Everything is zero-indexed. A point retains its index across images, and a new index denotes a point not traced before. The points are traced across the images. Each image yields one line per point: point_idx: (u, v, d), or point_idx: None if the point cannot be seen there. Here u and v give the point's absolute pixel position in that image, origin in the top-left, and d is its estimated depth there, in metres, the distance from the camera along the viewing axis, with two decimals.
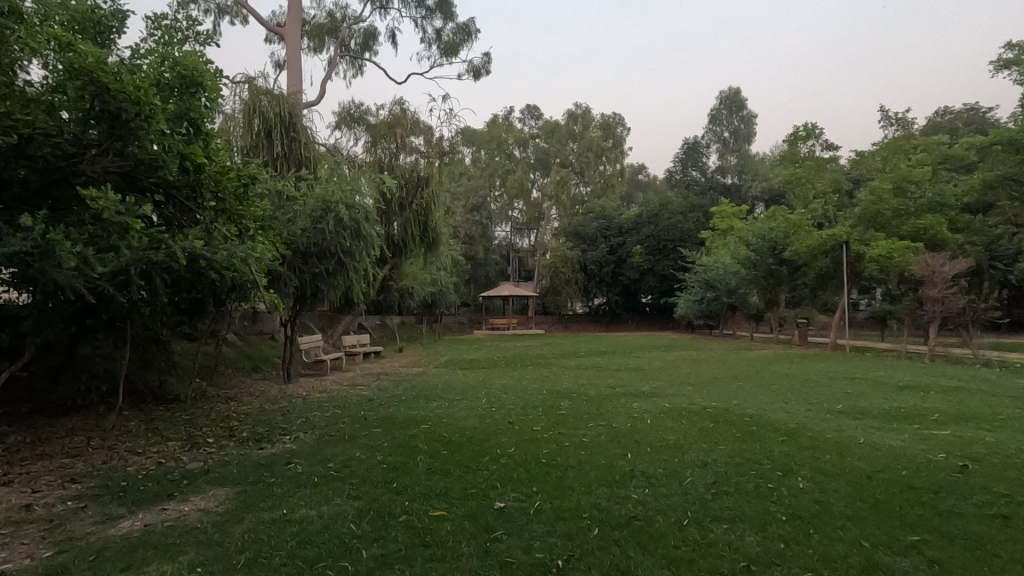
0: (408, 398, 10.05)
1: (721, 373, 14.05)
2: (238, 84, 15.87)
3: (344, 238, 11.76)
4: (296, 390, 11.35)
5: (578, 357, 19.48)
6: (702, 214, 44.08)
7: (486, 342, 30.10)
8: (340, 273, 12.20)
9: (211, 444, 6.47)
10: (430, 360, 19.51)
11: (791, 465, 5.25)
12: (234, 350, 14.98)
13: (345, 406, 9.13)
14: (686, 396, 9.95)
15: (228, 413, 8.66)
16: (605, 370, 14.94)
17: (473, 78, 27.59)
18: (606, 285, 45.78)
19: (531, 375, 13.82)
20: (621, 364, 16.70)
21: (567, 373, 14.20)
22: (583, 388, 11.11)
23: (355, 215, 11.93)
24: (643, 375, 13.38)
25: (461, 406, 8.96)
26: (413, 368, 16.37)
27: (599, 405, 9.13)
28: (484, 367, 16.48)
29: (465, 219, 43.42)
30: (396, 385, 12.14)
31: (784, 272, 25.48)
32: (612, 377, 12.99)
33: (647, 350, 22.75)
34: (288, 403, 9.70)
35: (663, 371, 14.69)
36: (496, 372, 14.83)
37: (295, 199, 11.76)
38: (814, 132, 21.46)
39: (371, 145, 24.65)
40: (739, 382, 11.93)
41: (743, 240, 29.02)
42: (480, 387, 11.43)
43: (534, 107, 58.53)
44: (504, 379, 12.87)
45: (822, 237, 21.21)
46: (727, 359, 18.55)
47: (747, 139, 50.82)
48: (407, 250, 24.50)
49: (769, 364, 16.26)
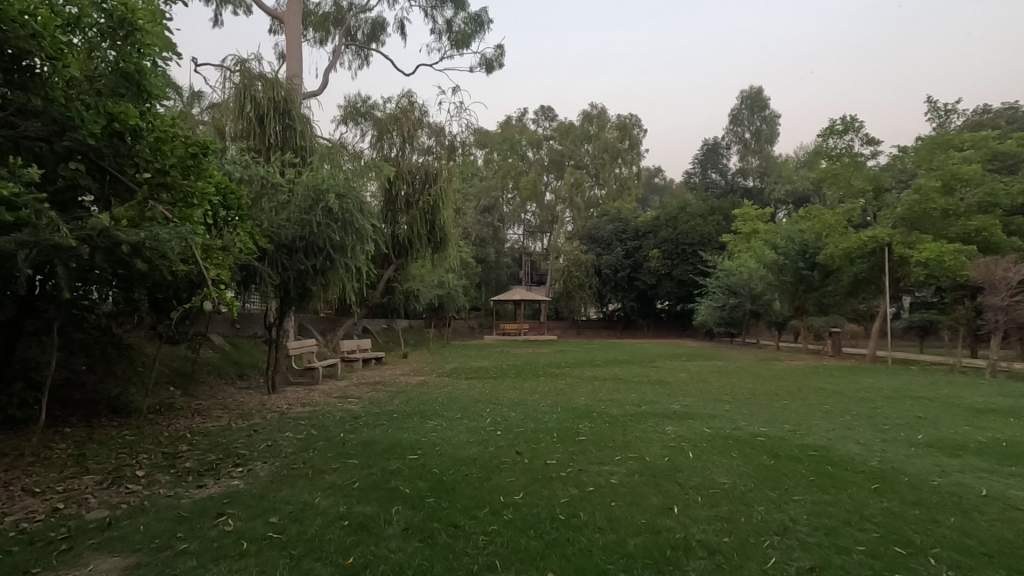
0: (401, 415, 8.69)
1: (756, 388, 12.53)
2: (230, 68, 14.72)
3: (334, 231, 10.43)
4: (277, 403, 10.04)
5: (594, 366, 18.04)
6: (722, 216, 42.30)
7: (497, 348, 28.73)
8: (329, 271, 10.84)
9: (136, 479, 5.10)
10: (435, 367, 18.20)
11: (908, 536, 3.78)
12: (219, 356, 13.75)
13: (324, 425, 7.76)
14: (725, 417, 8.49)
15: (184, 431, 7.34)
16: (625, 383, 13.51)
17: (485, 71, 26.33)
18: (621, 290, 44.26)
19: (544, 388, 12.43)
20: (643, 375, 15.28)
21: (584, 386, 12.79)
22: (603, 404, 9.68)
23: (347, 205, 10.63)
24: (670, 390, 11.88)
25: (461, 427, 7.56)
26: (415, 377, 15.06)
27: (624, 428, 7.68)
28: (492, 376, 15.09)
29: (476, 220, 42.17)
30: (392, 398, 10.79)
31: (815, 277, 23.84)
32: (635, 392, 11.54)
33: (668, 360, 21.24)
34: (261, 419, 8.39)
35: (690, 385, 13.21)
36: (506, 383, 13.48)
37: (281, 187, 10.52)
38: (852, 125, 19.79)
39: (376, 140, 23.37)
40: (782, 400, 10.41)
41: (769, 243, 27.37)
42: (487, 402, 10.05)
43: (548, 108, 57.25)
44: (514, 393, 11.49)
45: (860, 239, 19.57)
46: (757, 371, 17.00)
47: (770, 139, 48.46)
48: (413, 250, 23.25)
49: (808, 378, 14.70)
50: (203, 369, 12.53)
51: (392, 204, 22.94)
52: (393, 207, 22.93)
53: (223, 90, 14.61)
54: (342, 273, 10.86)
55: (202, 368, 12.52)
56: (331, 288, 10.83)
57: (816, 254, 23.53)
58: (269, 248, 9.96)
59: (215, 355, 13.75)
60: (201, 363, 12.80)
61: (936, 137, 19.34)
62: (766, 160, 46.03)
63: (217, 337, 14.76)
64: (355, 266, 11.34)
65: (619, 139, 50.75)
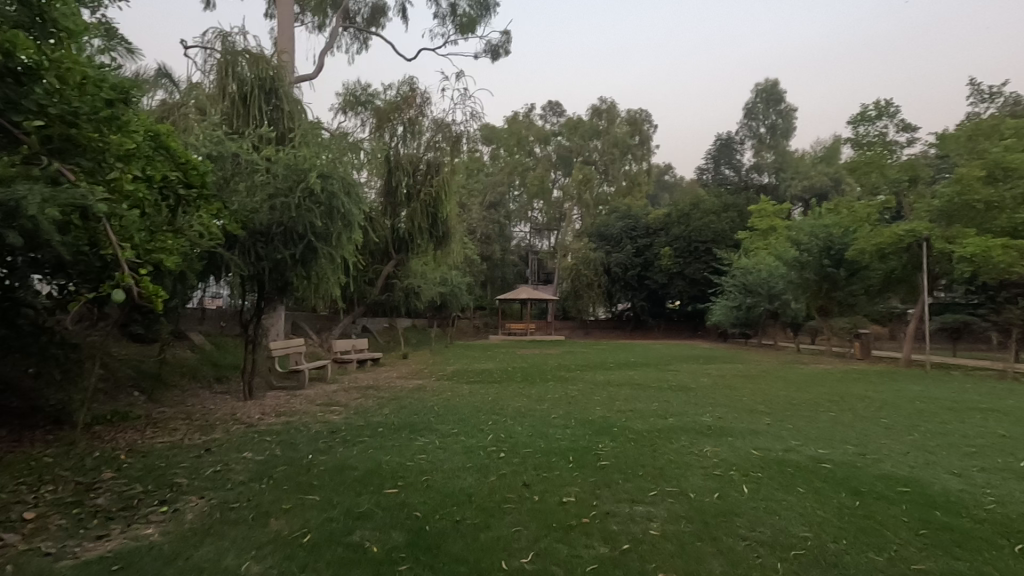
0: (388, 429, 7.40)
1: (792, 396, 11.17)
2: (211, 43, 13.47)
3: (316, 216, 9.17)
4: (251, 411, 8.81)
5: (607, 370, 16.72)
6: (737, 213, 40.78)
7: (502, 349, 27.46)
8: (312, 263, 9.57)
9: (19, 524, 3.88)
10: (435, 369, 16.96)
11: None
12: (197, 357, 12.57)
13: (293, 443, 6.47)
14: (771, 435, 7.12)
15: (123, 449, 6.12)
16: (642, 389, 12.20)
17: (491, 58, 25.04)
18: (631, 289, 42.90)
19: (553, 395, 11.14)
20: (662, 380, 13.96)
21: (598, 393, 11.45)
22: (623, 417, 8.36)
23: (331, 185, 9.37)
24: (696, 399, 10.57)
25: (458, 447, 6.27)
26: (412, 381, 13.79)
27: (652, 449, 6.36)
28: (496, 381, 13.80)
29: (481, 216, 40.98)
30: (382, 406, 9.53)
31: (841, 276, 22.43)
32: (655, 401, 10.21)
33: (684, 363, 19.97)
34: (225, 433, 7.15)
35: (717, 392, 11.87)
36: (511, 389, 12.19)
37: (259, 166, 9.27)
38: (886, 110, 18.32)
39: (376, 128, 21.76)
40: (828, 412, 9.06)
41: (789, 240, 25.95)
42: (488, 413, 8.73)
43: (556, 103, 55.93)
44: (519, 401, 10.19)
45: (894, 233, 18.18)
46: (784, 376, 15.72)
47: (785, 133, 47.02)
48: (414, 245, 22.07)
49: (843, 384, 13.35)
50: (176, 371, 11.33)
51: (392, 196, 21.75)
52: (393, 199, 21.75)
53: (204, 66, 13.37)
54: (326, 266, 9.59)
55: (175, 371, 11.33)
56: (314, 284, 9.56)
57: (842, 251, 22.11)
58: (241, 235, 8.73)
59: (194, 356, 12.57)
60: (175, 364, 11.61)
61: (978, 124, 17.78)
62: (781, 155, 44.38)
63: (196, 337, 13.57)
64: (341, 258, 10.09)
65: (629, 134, 49.19)
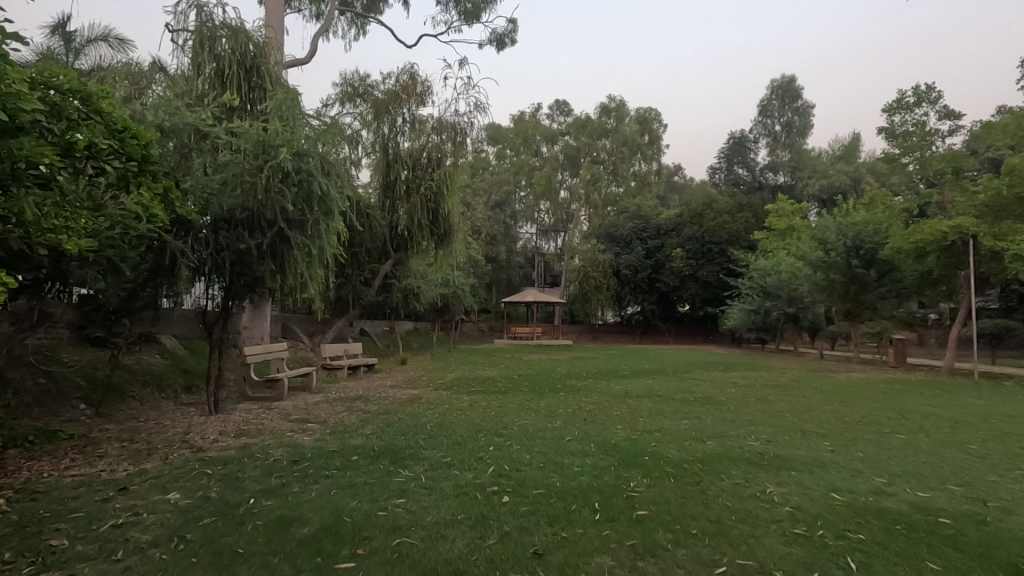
0: (367, 456, 6.03)
1: (839, 411, 9.69)
2: (184, 15, 12.15)
3: (288, 200, 7.78)
4: (210, 430, 7.45)
5: (621, 379, 15.28)
6: (752, 213, 39.21)
7: (507, 354, 26.09)
8: (286, 257, 8.14)
9: None
10: (434, 377, 15.60)
11: None
12: (165, 363, 11.20)
13: (239, 479, 5.06)
14: (845, 469, 5.65)
15: (17, 487, 4.77)
16: (665, 402, 10.75)
17: (496, 47, 23.69)
18: (641, 292, 41.38)
19: (564, 409, 9.74)
20: (685, 391, 12.53)
21: (615, 407, 10.01)
22: (651, 441, 6.92)
23: (306, 164, 7.96)
24: (730, 415, 9.14)
25: (448, 486, 4.88)
26: (407, 390, 12.41)
27: (699, 489, 4.93)
28: (499, 391, 12.40)
29: (485, 216, 39.64)
30: (366, 423, 8.15)
31: (871, 277, 20.91)
32: (683, 418, 8.77)
33: (703, 370, 18.49)
34: (162, 459, 5.79)
35: (750, 405, 10.43)
36: (517, 401, 10.79)
37: (224, 143, 7.91)
38: (927, 95, 16.80)
39: (374, 120, 20.43)
40: (894, 434, 7.58)
41: (811, 239, 24.44)
42: (489, 434, 7.33)
43: (563, 102, 54.54)
44: (526, 417, 8.79)
45: (935, 230, 16.66)
46: (817, 386, 14.23)
47: (801, 132, 45.36)
48: (413, 244, 20.73)
49: (890, 396, 11.87)
50: (137, 380, 9.99)
51: (390, 191, 20.48)
52: (391, 195, 20.46)
53: (176, 41, 12.06)
54: (303, 261, 8.16)
55: (135, 380, 9.97)
56: (290, 283, 8.13)
57: (873, 250, 20.57)
58: (198, 222, 7.37)
59: (161, 363, 11.21)
60: (137, 372, 10.30)
61: None
62: (798, 154, 42.78)
63: (168, 340, 12.26)
64: (321, 251, 8.67)
65: (638, 132, 47.71)
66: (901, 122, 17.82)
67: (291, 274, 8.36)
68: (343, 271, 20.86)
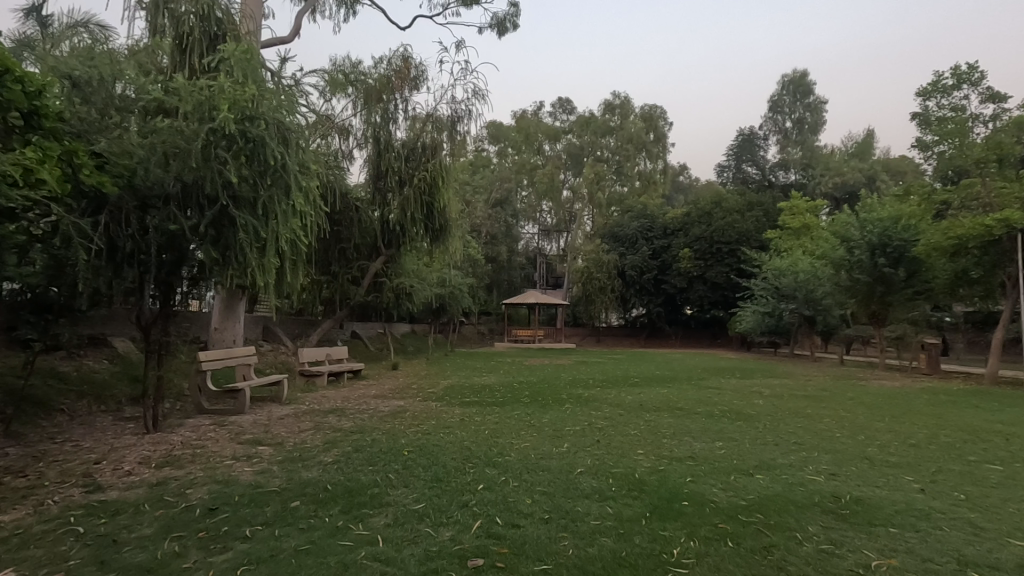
0: (316, 500, 4.55)
1: (898, 430, 8.17)
2: None
3: (232, 171, 6.25)
4: (133, 455, 6.00)
5: (632, 388, 13.78)
6: (763, 212, 37.67)
7: (507, 358, 24.60)
8: (231, 243, 6.59)
9: None
10: (425, 385, 14.14)
11: None
12: (111, 370, 9.77)
13: (118, 541, 3.58)
14: (961, 526, 4.15)
15: None
16: (687, 417, 9.24)
17: (496, 32, 22.23)
18: (646, 294, 39.81)
19: (569, 426, 8.23)
20: (707, 403, 11.03)
21: (631, 425, 8.51)
22: (685, 476, 5.43)
23: (258, 129, 6.47)
24: (770, 436, 7.64)
25: (413, 559, 3.38)
26: (390, 401, 10.93)
27: (776, 563, 3.43)
28: (495, 402, 10.92)
29: (484, 215, 38.31)
30: (330, 447, 6.69)
31: (899, 277, 19.38)
32: (714, 440, 7.27)
33: (719, 378, 17.00)
34: (36, 504, 4.33)
35: (788, 422, 8.92)
36: (515, 415, 9.30)
37: (160, 105, 6.48)
38: (969, 76, 15.31)
39: (363, 107, 19.00)
40: (985, 465, 6.07)
41: (831, 238, 22.92)
42: (479, 464, 5.83)
43: (566, 100, 52.88)
44: (526, 438, 7.30)
45: (978, 225, 15.13)
46: (853, 396, 12.73)
47: (813, 128, 43.87)
48: (405, 239, 19.30)
49: (943, 410, 10.35)
50: (71, 390, 8.59)
51: (380, 182, 19.10)
52: (382, 186, 19.08)
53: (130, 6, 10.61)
54: (254, 249, 6.60)
55: (69, 391, 8.55)
56: (241, 278, 6.61)
57: (902, 247, 19.07)
58: (117, 196, 5.90)
59: (108, 369, 9.78)
60: (74, 380, 8.89)
61: None
62: (809, 151, 41.38)
63: (121, 344, 10.84)
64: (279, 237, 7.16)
65: (644, 130, 46.05)
66: (938, 107, 16.39)
67: (241, 265, 6.83)
68: (329, 269, 19.32)
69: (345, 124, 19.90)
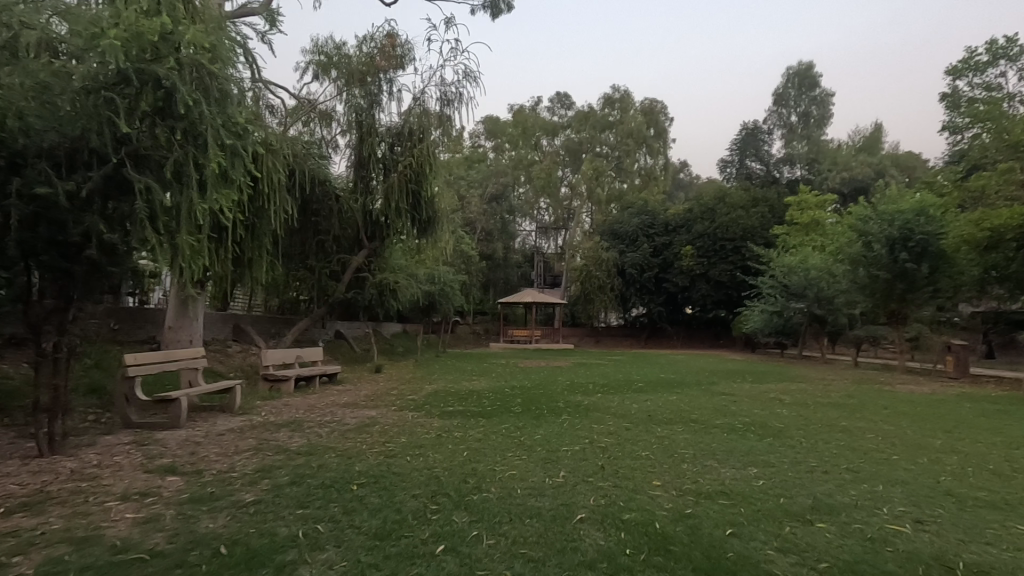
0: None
1: (963, 451, 6.76)
2: None
3: (121, 116, 4.74)
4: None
5: (637, 394, 12.36)
6: (769, 208, 36.30)
7: (501, 360, 23.16)
8: (129, 216, 4.98)
9: None
10: (408, 390, 12.73)
11: None
12: (29, 376, 8.34)
13: None
14: None
15: None
16: (707, 433, 7.79)
17: (491, 12, 20.79)
18: (647, 293, 38.45)
19: (565, 446, 6.79)
20: (726, 414, 9.59)
21: (640, 443, 7.06)
22: (724, 526, 4.02)
23: (163, 67, 5.01)
24: (814, 460, 6.20)
25: None
26: (361, 411, 9.51)
27: None
28: (481, 412, 9.47)
29: (480, 210, 36.99)
30: (264, 477, 5.26)
31: (922, 274, 18.01)
32: (748, 467, 5.81)
33: (730, 382, 15.64)
34: None
35: (825, 439, 7.53)
36: (503, 430, 7.83)
37: (55, 43, 5.11)
38: (1007, 50, 13.94)
39: (344, 88, 17.51)
40: None
41: (846, 233, 21.51)
42: (451, 506, 4.45)
43: (564, 95, 51.22)
44: (511, 465, 5.84)
45: (1016, 213, 13.76)
46: (883, 404, 11.36)
47: (819, 122, 42.58)
48: (390, 231, 17.90)
49: (998, 421, 8.99)
50: None
51: (364, 169, 17.66)
52: (365, 173, 17.65)
53: None
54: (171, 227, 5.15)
55: None
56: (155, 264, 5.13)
57: (925, 241, 17.67)
58: None
59: (25, 375, 8.34)
60: None
61: None
62: (815, 146, 40.22)
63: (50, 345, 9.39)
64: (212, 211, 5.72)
65: (644, 124, 44.27)
66: (970, 87, 15.05)
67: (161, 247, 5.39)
68: (305, 263, 17.82)
69: (328, 109, 18.43)
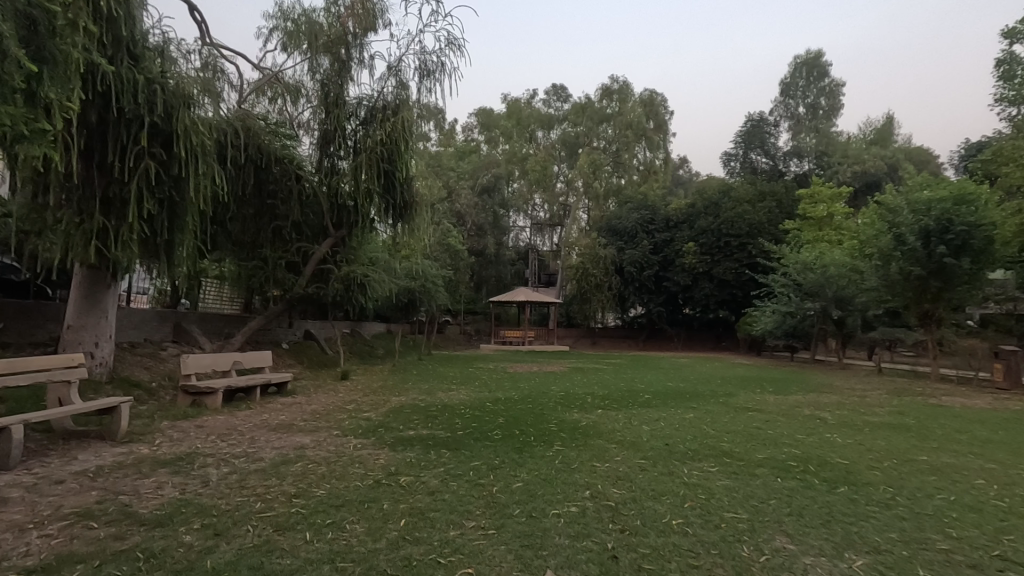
0: None
1: None
2: None
3: None
4: None
5: (646, 410, 10.17)
6: (776, 202, 34.22)
7: (488, 363, 21.02)
8: None
9: None
10: (368, 404, 10.52)
11: None
12: None
13: None
14: None
15: None
16: (755, 480, 5.56)
17: None
18: (647, 292, 36.33)
19: (556, 508, 4.54)
20: (766, 444, 7.35)
21: (666, 500, 4.85)
22: None
23: None
24: (943, 540, 4.01)
25: None
26: (291, 438, 7.26)
27: None
28: (447, 440, 7.21)
29: (470, 204, 34.78)
30: None
31: (962, 270, 15.92)
32: (850, 562, 3.60)
33: (750, 392, 13.52)
34: None
35: (924, 489, 5.34)
36: (469, 473, 5.58)
37: None
38: None
39: (308, 54, 15.34)
40: None
41: (871, 225, 19.33)
42: None
43: (560, 87, 47.97)
44: (467, 553, 3.65)
45: None
46: (951, 426, 9.18)
47: (827, 114, 40.61)
48: (359, 218, 15.70)
49: None
50: None
51: (329, 146, 15.54)
52: (331, 152, 15.48)
53: None
54: None
55: None
56: None
57: (965, 233, 15.56)
58: None
59: None
60: None
61: None
62: (824, 139, 38.26)
63: None
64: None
65: (644, 116, 41.72)
66: None
67: None
68: (258, 253, 15.50)
69: (296, 83, 16.06)
